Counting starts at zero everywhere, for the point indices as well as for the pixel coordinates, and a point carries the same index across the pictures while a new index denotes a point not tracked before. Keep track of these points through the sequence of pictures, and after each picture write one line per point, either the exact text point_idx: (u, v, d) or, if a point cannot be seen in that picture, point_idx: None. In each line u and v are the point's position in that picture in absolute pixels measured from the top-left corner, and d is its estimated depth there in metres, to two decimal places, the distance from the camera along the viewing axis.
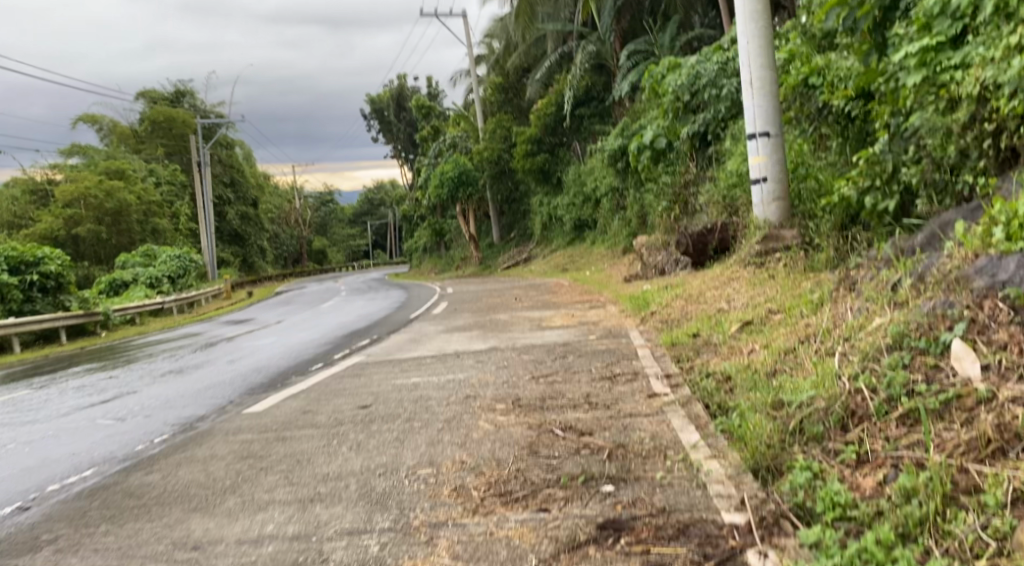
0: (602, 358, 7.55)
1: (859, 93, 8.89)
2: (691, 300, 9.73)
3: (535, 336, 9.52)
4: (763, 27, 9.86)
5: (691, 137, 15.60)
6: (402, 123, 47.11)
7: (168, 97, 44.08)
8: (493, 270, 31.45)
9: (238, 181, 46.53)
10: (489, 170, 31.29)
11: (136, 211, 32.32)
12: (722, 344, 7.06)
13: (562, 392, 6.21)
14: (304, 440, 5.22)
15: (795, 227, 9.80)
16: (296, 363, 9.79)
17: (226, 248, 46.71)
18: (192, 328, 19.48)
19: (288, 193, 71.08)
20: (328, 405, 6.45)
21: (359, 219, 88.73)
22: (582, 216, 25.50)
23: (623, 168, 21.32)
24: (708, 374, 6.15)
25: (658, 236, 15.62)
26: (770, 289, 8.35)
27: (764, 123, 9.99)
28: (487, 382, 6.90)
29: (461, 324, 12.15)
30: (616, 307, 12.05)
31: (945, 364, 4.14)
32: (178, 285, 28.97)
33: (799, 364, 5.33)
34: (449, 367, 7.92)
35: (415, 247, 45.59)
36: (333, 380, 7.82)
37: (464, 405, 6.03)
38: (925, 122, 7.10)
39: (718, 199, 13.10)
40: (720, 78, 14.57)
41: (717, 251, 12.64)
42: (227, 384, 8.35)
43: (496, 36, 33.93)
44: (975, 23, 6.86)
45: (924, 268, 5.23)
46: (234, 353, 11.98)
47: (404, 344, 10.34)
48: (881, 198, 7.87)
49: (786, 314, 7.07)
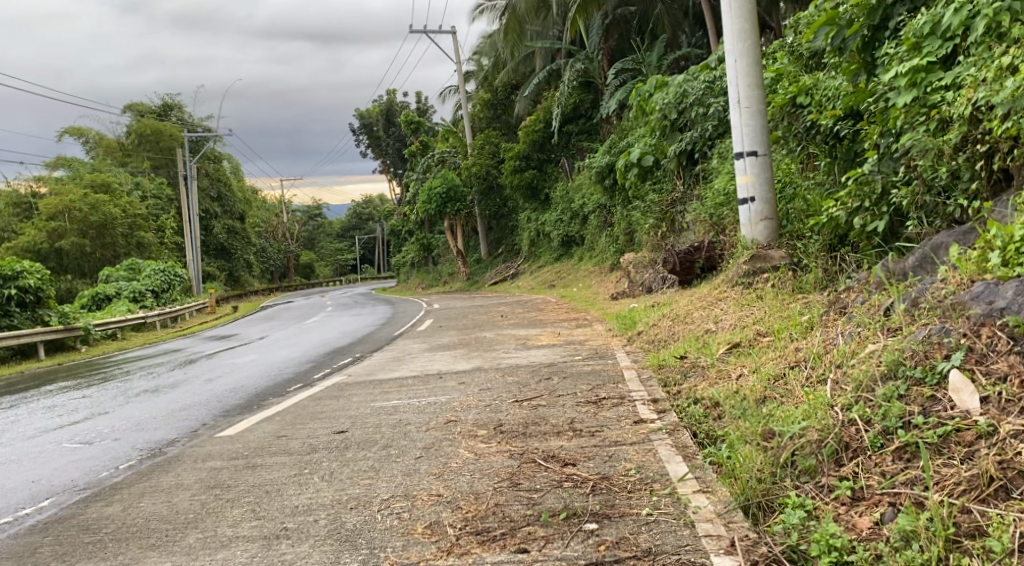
0: (587, 381, 7.35)
1: (848, 112, 8.77)
2: (678, 321, 9.57)
3: (519, 357, 9.32)
4: (751, 46, 9.78)
5: (678, 155, 15.50)
6: (391, 138, 47.07)
7: (156, 110, 43.78)
8: (481, 286, 31.22)
9: (224, 195, 46.20)
10: (477, 186, 31.15)
11: (121, 224, 31.96)
12: (710, 368, 6.87)
13: (546, 417, 6.02)
14: (276, 470, 5.04)
15: (783, 247, 9.65)
16: (276, 382, 9.55)
17: (212, 262, 46.30)
18: (173, 344, 19.15)
19: (276, 208, 70.72)
20: (303, 430, 6.27)
21: (347, 234, 88.36)
22: (570, 233, 25.36)
23: (610, 185, 21.21)
24: (695, 400, 5.96)
25: (645, 254, 15.53)
26: (758, 310, 8.19)
27: (752, 142, 9.88)
28: (469, 405, 6.71)
29: (446, 343, 11.93)
30: (603, 326, 11.87)
31: (942, 394, 3.97)
32: (162, 300, 28.60)
33: (789, 392, 5.15)
34: (431, 389, 7.69)
35: (403, 262, 45.34)
36: (310, 403, 7.61)
37: (444, 431, 5.83)
38: (917, 143, 6.85)
39: (705, 217, 12.98)
40: (707, 96, 14.50)
41: (705, 269, 12.46)
42: (203, 406, 8.11)
43: (486, 53, 33.95)
44: (965, 43, 6.74)
45: (917, 293, 5.05)
46: (212, 372, 11.69)
47: (387, 363, 10.12)
48: (870, 219, 7.70)
49: (775, 337, 6.90)
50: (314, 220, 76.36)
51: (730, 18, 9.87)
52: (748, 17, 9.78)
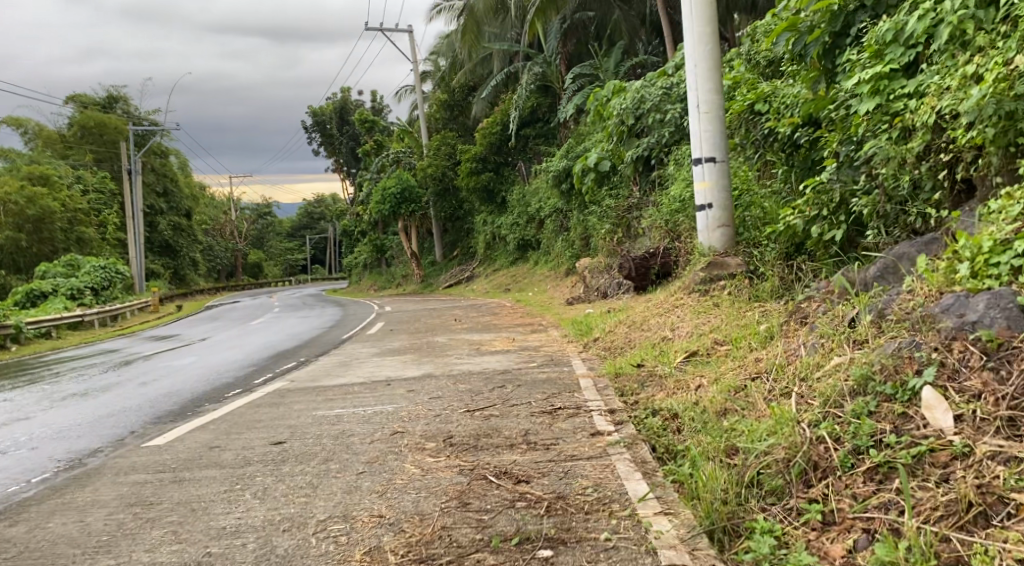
0: (542, 389, 7.09)
1: (807, 120, 8.67)
2: (634, 328, 9.37)
3: (472, 363, 9.00)
4: (712, 50, 9.64)
5: (635, 160, 15.33)
6: (345, 137, 46.49)
7: (99, 101, 42.48)
8: (435, 288, 30.84)
9: (170, 191, 45.00)
10: (432, 187, 30.77)
11: (59, 218, 30.85)
12: (668, 377, 6.62)
13: (497, 428, 5.74)
14: (206, 485, 4.70)
15: (740, 254, 9.51)
16: (214, 387, 9.12)
17: (156, 259, 45.09)
18: (109, 344, 18.44)
19: (224, 205, 69.28)
20: (238, 441, 5.94)
21: (298, 233, 86.98)
22: (526, 236, 25.17)
23: (567, 190, 21.03)
24: (653, 411, 5.71)
25: (601, 259, 15.34)
26: (715, 318, 8.01)
27: (710, 148, 9.72)
28: (417, 415, 6.40)
29: (396, 347, 11.57)
30: (558, 332, 11.62)
31: (914, 412, 3.77)
32: (101, 297, 27.65)
33: (752, 405, 4.93)
34: (377, 397, 7.33)
35: (355, 262, 44.69)
36: (248, 411, 7.24)
37: (389, 443, 5.53)
38: (880, 151, 6.71)
39: (662, 223, 12.84)
40: (665, 102, 14.33)
41: (660, 276, 12.49)
42: (134, 413, 7.67)
43: (443, 53, 33.67)
44: (928, 51, 6.64)
45: (883, 304, 4.87)
46: (145, 375, 11.11)
47: (333, 368, 9.75)
48: (828, 228, 7.56)
49: (734, 346, 6.71)
50: (263, 218, 74.81)
51: (691, 21, 9.71)
52: (709, 20, 9.64)
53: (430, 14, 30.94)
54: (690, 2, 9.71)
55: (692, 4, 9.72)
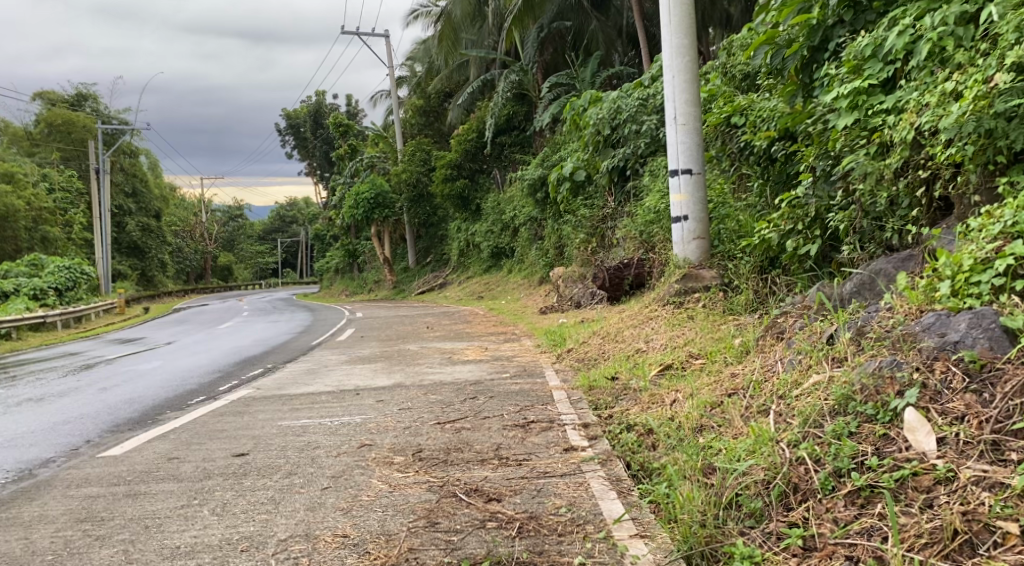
0: (514, 401, 6.94)
1: (784, 134, 8.62)
2: (609, 339, 9.26)
3: (444, 373, 8.83)
4: (689, 62, 9.59)
5: (610, 170, 15.26)
6: (318, 140, 45.89)
7: (68, 99, 41.74)
8: (407, 294, 30.62)
9: (140, 191, 44.32)
10: (406, 193, 30.54)
11: (24, 217, 30.26)
12: (643, 392, 6.49)
13: (468, 442, 5.58)
14: (162, 501, 4.58)
15: (714, 267, 9.44)
16: (176, 394, 8.89)
17: (124, 260, 44.41)
18: (72, 346, 18.07)
19: (195, 206, 68.43)
20: (198, 452, 5.75)
21: (269, 236, 86.03)
22: (500, 244, 25.05)
23: (542, 199, 20.94)
24: (627, 426, 5.59)
25: (574, 268, 15.26)
26: (689, 331, 7.95)
27: (687, 160, 9.67)
28: (385, 427, 6.21)
29: (367, 355, 11.37)
30: (531, 342, 11.50)
31: (895, 433, 3.72)
32: (66, 298, 27.12)
33: (728, 422, 4.83)
34: (345, 408, 7.14)
35: (327, 267, 44.27)
36: (211, 419, 7.05)
37: (356, 457, 5.36)
38: (858, 166, 6.62)
39: (636, 233, 12.76)
40: (641, 114, 14.34)
41: (633, 286, 12.54)
42: (90, 421, 7.45)
43: (419, 58, 33.51)
44: (907, 67, 6.58)
45: (862, 322, 4.79)
46: (107, 380, 10.82)
47: (301, 375, 9.54)
48: (802, 242, 7.55)
49: (709, 360, 6.63)
50: (234, 221, 73.88)
51: (669, 31, 9.66)
52: (688, 32, 9.59)
53: (407, 19, 30.83)
54: (670, 13, 9.67)
55: (670, 15, 9.67)
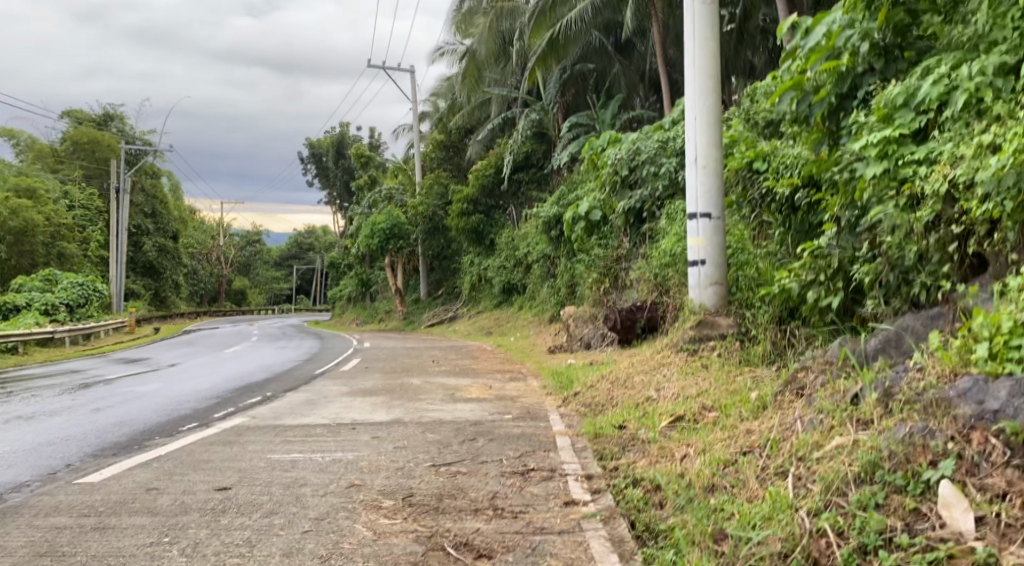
0: (514, 446, 6.61)
1: (808, 181, 8.35)
2: (617, 384, 8.92)
3: (445, 411, 8.49)
4: (713, 103, 9.39)
5: (626, 212, 15.04)
6: (339, 170, 46.14)
7: (95, 118, 42.12)
8: (417, 326, 30.36)
9: (159, 212, 44.49)
10: (422, 226, 30.40)
11: (41, 233, 30.28)
12: (651, 444, 6.16)
13: (462, 488, 5.26)
14: (131, 535, 4.32)
15: (731, 315, 9.11)
16: (169, 419, 8.60)
17: (138, 279, 44.41)
18: (76, 364, 17.83)
19: (213, 230, 68.67)
20: (179, 484, 5.45)
21: (285, 262, 86.24)
22: (512, 280, 24.78)
23: (557, 237, 20.72)
24: (634, 480, 5.27)
25: (585, 308, 14.98)
26: (703, 381, 7.63)
27: (706, 204, 9.39)
28: (378, 467, 5.90)
29: (369, 387, 11.04)
30: (537, 382, 11.16)
31: (928, 509, 3.45)
32: (77, 315, 27.00)
33: (742, 482, 4.51)
34: (339, 443, 6.83)
35: (340, 295, 44.14)
36: (199, 449, 6.76)
37: (343, 498, 5.06)
38: (886, 218, 6.29)
39: (651, 276, 12.42)
40: (660, 155, 14.22)
41: (645, 330, 12.20)
42: (76, 443, 7.18)
43: (443, 93, 33.67)
44: (940, 118, 6.30)
45: (889, 383, 4.47)
46: (103, 401, 10.56)
47: (299, 406, 9.23)
48: (824, 294, 7.26)
49: (723, 414, 6.28)
50: (251, 245, 74.10)
51: (693, 72, 9.49)
52: (713, 74, 9.41)
53: (432, 55, 31.04)
54: (694, 54, 9.51)
55: (694, 56, 9.50)
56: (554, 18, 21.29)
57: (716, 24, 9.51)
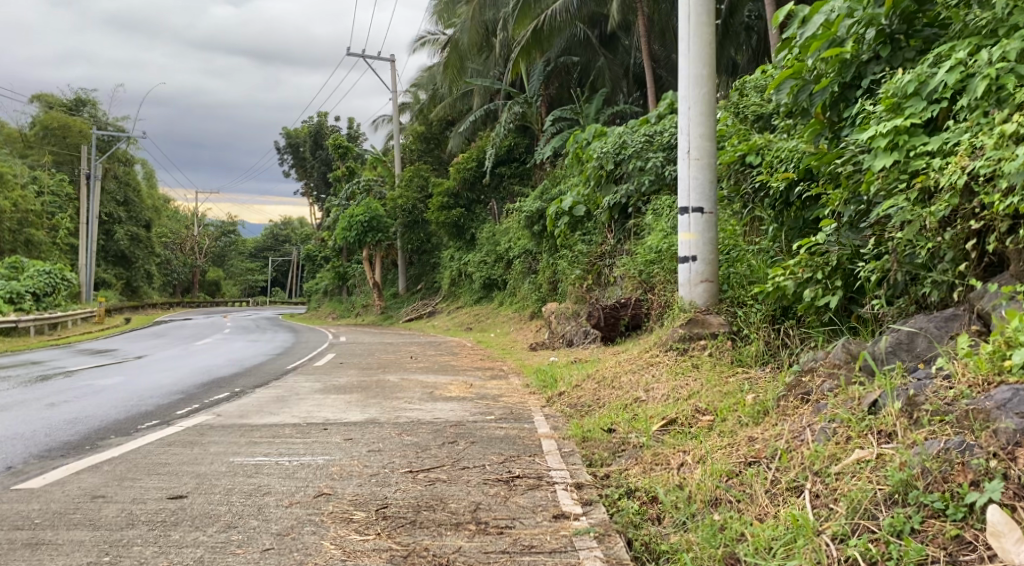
0: (498, 450, 6.18)
1: (805, 174, 7.96)
2: (604, 384, 8.50)
3: (423, 411, 8.02)
4: (707, 93, 8.99)
5: (612, 207, 14.63)
6: (317, 161, 45.39)
7: (67, 103, 40.83)
8: (394, 321, 29.85)
9: (132, 200, 43.50)
10: (401, 218, 29.80)
11: (9, 219, 29.41)
12: (643, 450, 5.74)
13: (442, 499, 4.81)
14: (64, 555, 3.98)
15: (723, 313, 8.70)
16: (130, 416, 8.10)
17: (109, 269, 43.51)
18: (40, 354, 17.23)
19: (188, 221, 67.58)
20: (129, 491, 4.99)
21: (261, 253, 85.19)
22: (493, 275, 24.32)
23: (539, 232, 20.23)
24: (628, 490, 4.86)
25: (568, 305, 14.69)
26: (694, 382, 7.24)
27: (698, 197, 9.00)
28: (350, 473, 5.44)
29: (344, 384, 10.56)
30: (520, 380, 10.73)
31: (972, 534, 3.25)
32: (43, 304, 26.23)
33: (749, 498, 4.11)
34: (309, 445, 6.36)
35: (316, 288, 43.46)
36: (156, 450, 6.28)
37: (310, 509, 4.61)
38: (896, 213, 5.86)
39: (635, 273, 12.08)
40: (646, 150, 13.86)
41: (629, 328, 11.90)
42: (22, 444, 6.70)
43: (425, 85, 33.28)
44: (955, 108, 5.90)
45: (913, 390, 4.07)
46: (60, 394, 10.02)
47: (270, 403, 8.75)
48: (821, 293, 6.86)
49: (719, 418, 5.89)
50: (227, 236, 73.07)
51: (687, 60, 9.09)
52: (707, 63, 9.02)
53: (413, 45, 30.51)
54: (688, 41, 9.10)
55: (688, 44, 9.09)
56: (538, 10, 20.81)
57: (711, 11, 9.10)
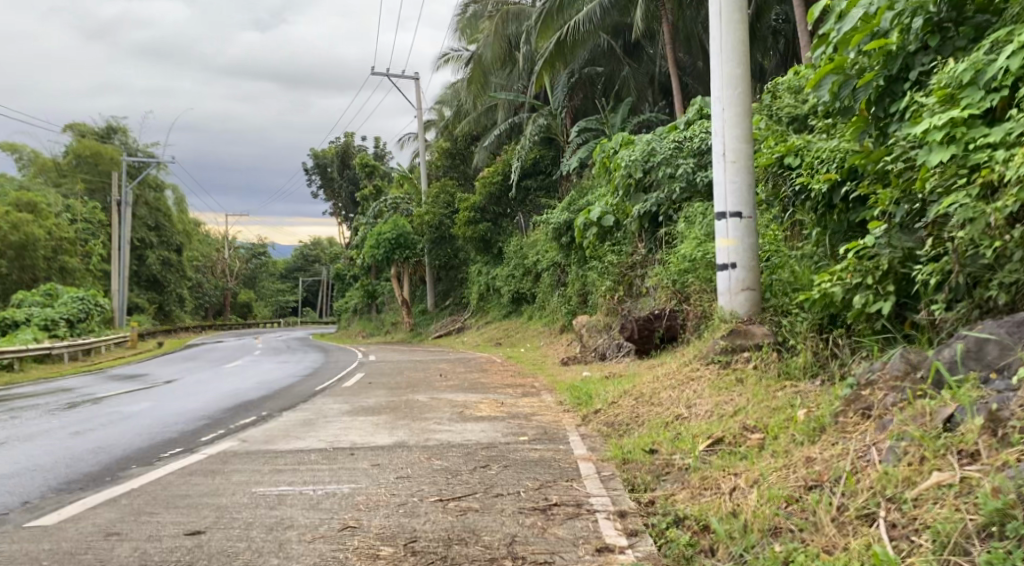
0: (533, 475, 5.81)
1: (849, 174, 7.55)
2: (643, 401, 8.11)
3: (453, 432, 7.69)
4: (742, 93, 8.62)
5: (641, 216, 14.23)
6: (345, 181, 45.44)
7: (98, 132, 41.38)
8: (424, 338, 29.64)
9: (163, 225, 43.83)
10: (428, 235, 29.59)
11: (43, 246, 29.66)
12: (691, 473, 5.36)
13: (475, 530, 4.50)
14: None
15: (766, 322, 8.28)
16: (154, 444, 7.87)
17: (142, 294, 43.79)
18: (72, 381, 17.19)
19: (219, 244, 68.15)
20: (145, 527, 4.72)
21: (291, 274, 85.74)
22: (521, 289, 24.02)
23: (567, 244, 19.83)
24: (677, 518, 4.49)
25: (600, 318, 14.32)
26: (739, 397, 6.86)
27: (736, 202, 8.63)
28: (377, 503, 5.12)
29: (373, 405, 10.25)
30: (553, 397, 10.35)
31: None
32: (77, 330, 26.31)
33: (814, 527, 3.74)
34: (335, 472, 6.05)
35: (346, 307, 43.37)
36: (176, 480, 6.02)
37: (334, 545, 4.31)
38: (957, 209, 5.45)
39: (668, 282, 11.69)
40: (676, 157, 13.52)
41: (664, 340, 11.49)
42: (42, 476, 6.50)
43: (449, 102, 33.19)
44: (1016, 96, 5.50)
45: (995, 404, 3.73)
46: (86, 422, 9.85)
47: (297, 427, 8.48)
48: (872, 299, 6.45)
49: (771, 437, 5.51)
50: (258, 259, 73.59)
51: (720, 60, 8.73)
52: (741, 62, 8.66)
53: (436, 63, 30.41)
54: (720, 42, 8.77)
55: (721, 44, 8.75)
56: (561, 21, 20.57)
57: (744, 8, 8.75)
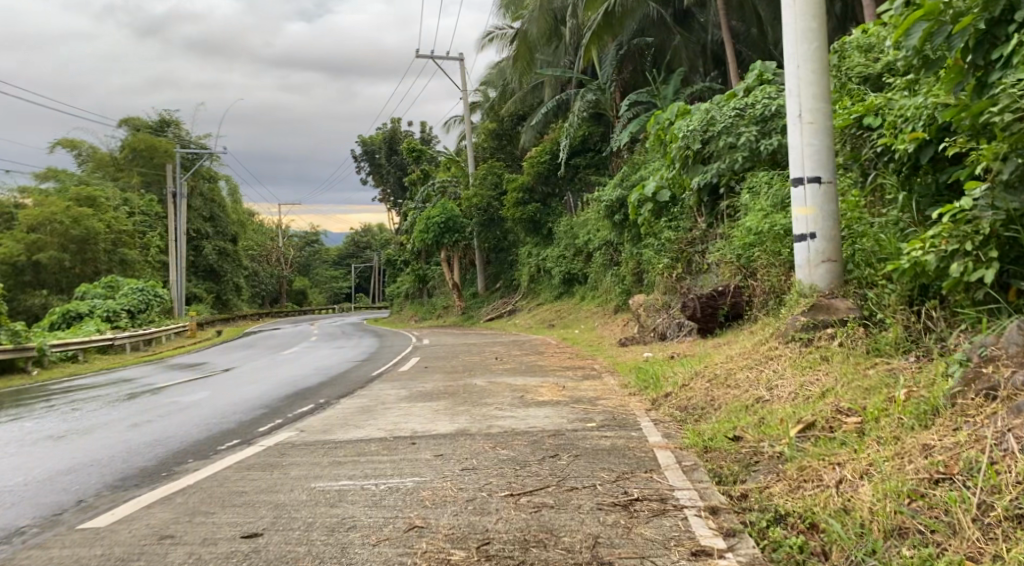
0: (607, 466, 5.37)
1: (938, 132, 6.91)
2: (717, 383, 7.60)
3: (516, 419, 7.30)
4: (818, 48, 8.01)
5: (701, 188, 13.65)
6: (392, 166, 45.36)
7: (152, 124, 41.82)
8: (475, 321, 29.40)
9: (217, 216, 44.26)
10: (477, 217, 29.27)
11: (104, 239, 30.07)
12: (784, 462, 4.89)
13: (552, 530, 4.10)
14: None
15: (851, 295, 7.69)
16: (210, 435, 7.67)
17: (200, 284, 44.25)
18: (132, 371, 17.27)
19: (272, 233, 68.82)
20: (200, 529, 4.42)
21: (343, 261, 86.52)
22: (573, 270, 23.55)
23: (621, 222, 19.26)
24: (777, 515, 4.05)
25: (657, 296, 13.85)
26: (826, 377, 6.33)
27: (814, 166, 8.03)
28: (443, 499, 4.74)
29: (430, 391, 9.92)
30: (616, 380, 9.90)
31: None
32: (139, 321, 26.53)
33: (951, 529, 3.42)
34: (396, 464, 5.70)
35: (397, 293, 43.27)
36: (233, 475, 5.74)
37: (401, 550, 3.94)
38: None
39: (732, 257, 11.10)
40: (737, 125, 12.76)
41: (729, 317, 10.93)
42: (98, 471, 6.31)
43: (496, 82, 32.74)
44: None
45: None
46: (144, 414, 9.72)
47: (354, 415, 8.19)
48: (972, 267, 5.85)
49: (870, 420, 4.99)
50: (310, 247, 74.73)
51: (792, 15, 8.11)
52: (815, 14, 8.03)
53: (481, 43, 29.90)
54: None
55: None
56: None
57: None
